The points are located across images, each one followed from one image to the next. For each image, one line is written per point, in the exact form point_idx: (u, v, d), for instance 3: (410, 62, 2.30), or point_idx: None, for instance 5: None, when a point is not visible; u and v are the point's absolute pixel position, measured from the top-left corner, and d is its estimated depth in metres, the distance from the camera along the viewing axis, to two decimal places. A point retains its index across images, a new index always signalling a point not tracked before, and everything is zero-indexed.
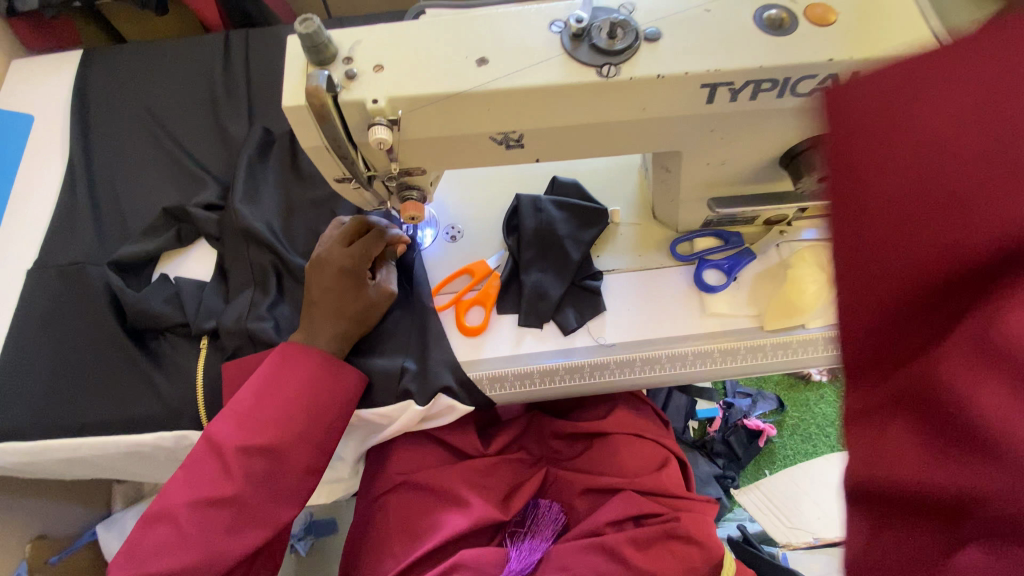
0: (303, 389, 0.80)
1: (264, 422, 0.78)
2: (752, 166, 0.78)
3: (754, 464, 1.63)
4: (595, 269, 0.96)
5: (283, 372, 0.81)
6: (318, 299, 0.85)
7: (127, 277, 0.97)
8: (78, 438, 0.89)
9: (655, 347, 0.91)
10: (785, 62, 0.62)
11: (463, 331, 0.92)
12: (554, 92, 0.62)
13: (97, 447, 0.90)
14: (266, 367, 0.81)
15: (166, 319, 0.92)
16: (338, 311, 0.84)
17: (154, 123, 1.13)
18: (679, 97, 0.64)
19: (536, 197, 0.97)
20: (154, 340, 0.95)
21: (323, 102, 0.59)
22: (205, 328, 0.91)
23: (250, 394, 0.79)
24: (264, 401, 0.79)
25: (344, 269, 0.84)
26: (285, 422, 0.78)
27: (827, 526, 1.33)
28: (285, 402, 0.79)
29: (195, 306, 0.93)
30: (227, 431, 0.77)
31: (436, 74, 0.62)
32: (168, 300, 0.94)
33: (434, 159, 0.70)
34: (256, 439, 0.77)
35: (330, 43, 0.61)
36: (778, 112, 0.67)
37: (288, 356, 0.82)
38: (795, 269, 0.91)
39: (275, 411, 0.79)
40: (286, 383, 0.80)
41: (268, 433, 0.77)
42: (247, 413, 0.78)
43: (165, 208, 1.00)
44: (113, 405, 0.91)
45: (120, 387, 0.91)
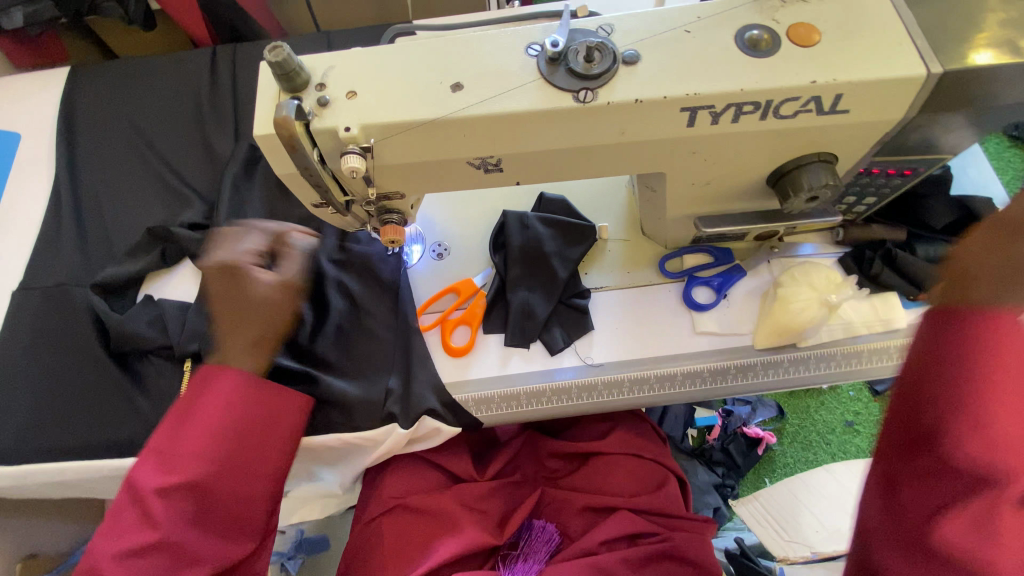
0: (225, 412, 0.75)
1: (187, 456, 0.71)
2: (739, 186, 0.76)
3: (754, 472, 1.61)
4: (583, 287, 0.95)
5: (205, 397, 0.75)
6: (233, 321, 0.78)
7: (111, 300, 0.97)
8: (62, 463, 0.89)
9: (643, 367, 0.90)
10: (766, 85, 0.61)
11: (448, 351, 0.91)
12: (531, 117, 0.61)
13: (81, 472, 0.89)
14: (186, 397, 0.75)
15: (149, 342, 0.91)
16: (256, 335, 0.78)
17: (140, 141, 1.13)
18: (660, 121, 0.62)
19: (524, 213, 0.96)
20: (138, 362, 0.94)
21: (292, 133, 0.57)
22: (189, 351, 0.90)
23: (171, 427, 0.73)
24: (186, 432, 0.72)
25: (266, 291, 0.78)
26: (211, 453, 0.72)
27: (826, 539, 1.33)
28: (208, 429, 0.73)
29: (179, 328, 0.92)
30: (148, 471, 0.70)
31: (410, 100, 0.61)
32: (152, 322, 0.93)
33: (412, 183, 0.69)
34: (178, 476, 0.70)
35: (302, 70, 0.60)
36: (763, 134, 0.66)
37: (210, 381, 0.76)
38: (785, 288, 0.89)
39: (199, 442, 0.72)
40: (210, 409, 0.74)
41: (191, 467, 0.71)
42: (168, 449, 0.72)
43: (148, 229, 1.00)
44: (97, 428, 0.90)
45: (104, 411, 0.91)
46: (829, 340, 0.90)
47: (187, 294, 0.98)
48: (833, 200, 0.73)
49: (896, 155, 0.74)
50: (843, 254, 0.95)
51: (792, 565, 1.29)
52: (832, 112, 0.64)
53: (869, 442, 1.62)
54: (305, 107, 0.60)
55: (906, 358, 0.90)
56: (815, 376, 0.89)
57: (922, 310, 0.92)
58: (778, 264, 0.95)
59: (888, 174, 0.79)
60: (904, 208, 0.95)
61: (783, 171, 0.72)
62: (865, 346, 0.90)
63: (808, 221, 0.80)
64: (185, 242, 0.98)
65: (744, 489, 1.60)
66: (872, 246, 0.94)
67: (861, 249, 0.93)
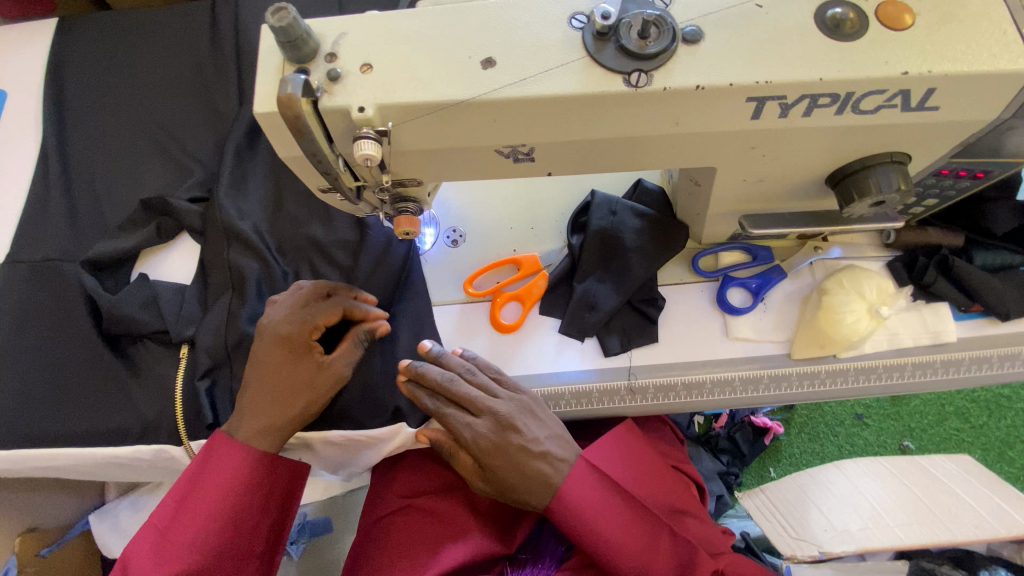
0: (225, 490, 0.73)
1: (187, 543, 0.71)
2: (793, 185, 0.69)
3: (759, 461, 1.57)
4: (657, 294, 0.87)
5: (205, 474, 0.73)
6: (255, 379, 0.75)
7: (103, 277, 0.91)
8: (53, 449, 0.85)
9: (672, 374, 0.84)
10: (851, 75, 0.52)
11: (498, 329, 0.86)
12: (572, 103, 0.53)
13: (75, 458, 0.85)
14: (189, 470, 0.74)
15: (144, 326, 0.86)
16: (279, 385, 0.75)
17: (134, 103, 1.04)
18: (720, 112, 0.54)
19: (612, 198, 0.89)
20: (133, 345, 0.89)
21: (298, 114, 0.49)
22: (187, 336, 0.86)
23: (171, 506, 0.73)
24: (185, 515, 0.72)
25: (285, 340, 0.76)
26: (206, 544, 0.71)
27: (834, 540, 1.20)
28: (207, 512, 0.72)
29: (177, 311, 0.87)
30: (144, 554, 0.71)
31: (436, 77, 0.53)
32: (146, 304, 0.87)
33: (431, 171, 0.61)
34: (176, 565, 0.70)
35: (310, 37, 0.52)
36: (835, 130, 0.57)
37: (211, 454, 0.74)
38: (830, 296, 0.82)
39: (197, 524, 0.72)
40: (207, 490, 0.73)
41: (192, 555, 0.71)
42: (169, 531, 0.72)
43: (143, 202, 0.93)
44: (91, 414, 0.86)
45: (98, 396, 0.86)
46: (872, 352, 0.84)
47: (184, 271, 0.93)
48: (899, 206, 0.66)
49: (976, 158, 0.66)
50: (892, 258, 0.88)
51: (798, 564, 1.14)
52: (918, 108, 0.56)
53: (877, 436, 1.57)
54: (313, 82, 0.52)
55: (951, 374, 0.84)
56: (856, 389, 0.84)
57: (974, 323, 0.85)
58: (821, 267, 0.88)
59: (957, 175, 0.70)
60: (964, 211, 0.86)
61: (846, 172, 0.64)
62: (908, 359, 0.84)
63: (864, 225, 0.72)
64: (183, 215, 0.92)
65: (746, 479, 1.56)
66: (927, 252, 0.86)
67: (914, 254, 0.86)
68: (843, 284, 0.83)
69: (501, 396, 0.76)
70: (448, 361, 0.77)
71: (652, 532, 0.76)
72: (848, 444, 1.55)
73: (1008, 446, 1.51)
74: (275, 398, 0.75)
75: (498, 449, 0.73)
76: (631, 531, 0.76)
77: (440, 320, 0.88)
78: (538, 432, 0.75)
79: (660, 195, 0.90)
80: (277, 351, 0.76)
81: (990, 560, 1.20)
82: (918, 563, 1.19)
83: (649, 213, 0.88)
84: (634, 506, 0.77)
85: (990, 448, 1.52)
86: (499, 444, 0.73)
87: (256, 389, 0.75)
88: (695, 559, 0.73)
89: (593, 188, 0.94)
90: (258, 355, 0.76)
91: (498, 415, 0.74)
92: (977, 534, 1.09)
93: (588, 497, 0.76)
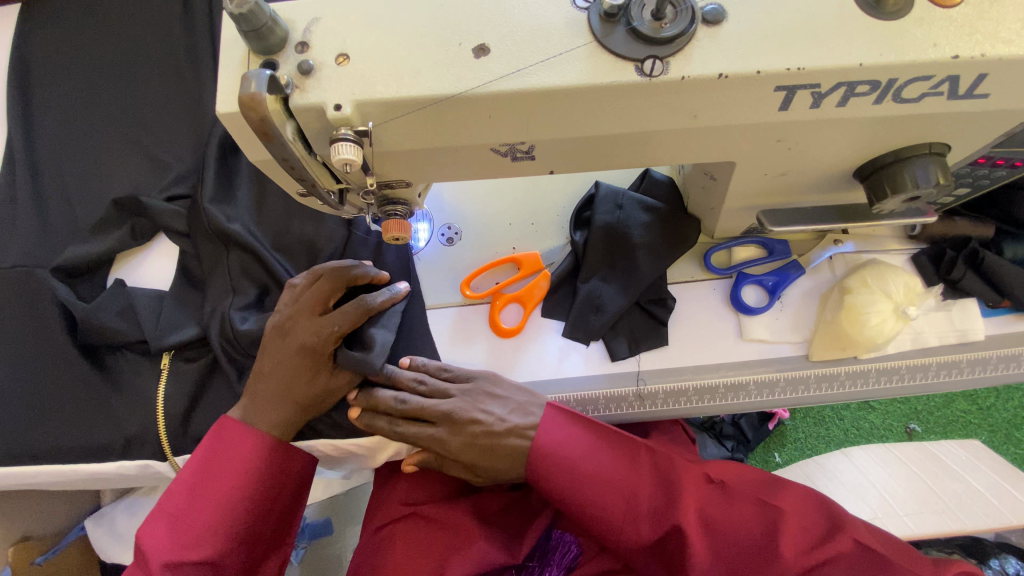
0: (240, 477, 0.68)
1: (201, 529, 0.65)
2: (818, 178, 0.62)
3: (764, 447, 1.51)
4: (667, 294, 0.81)
5: (219, 457, 0.68)
6: (268, 373, 0.71)
7: (76, 284, 0.86)
8: (34, 467, 0.81)
9: (683, 377, 0.79)
10: (894, 59, 0.46)
11: (498, 333, 0.81)
12: (577, 96, 0.47)
13: (56, 476, 0.81)
14: (197, 454, 0.69)
15: (122, 336, 0.81)
16: (284, 394, 0.71)
17: (105, 94, 0.97)
18: (746, 103, 0.48)
19: (618, 190, 0.83)
20: (111, 356, 0.85)
21: (264, 116, 0.42)
22: (167, 346, 0.80)
23: (185, 491, 0.67)
24: (202, 499, 0.66)
25: (305, 347, 0.70)
26: (226, 528, 0.66)
27: None
28: (222, 501, 0.67)
29: (154, 319, 0.82)
30: (160, 538, 0.65)
31: (422, 70, 0.46)
32: (123, 312, 0.82)
33: (420, 172, 0.55)
34: (194, 551, 0.65)
35: (276, 25, 0.45)
36: (870, 123, 0.51)
37: (224, 437, 0.69)
38: (854, 295, 0.77)
39: (212, 512, 0.66)
40: (222, 473, 0.68)
41: (206, 544, 0.65)
42: (181, 515, 0.66)
43: (113, 200, 0.88)
44: (72, 429, 0.81)
45: (79, 409, 0.82)
46: (895, 353, 0.79)
47: (164, 276, 0.87)
48: (935, 200, 0.60)
49: (1020, 146, 0.59)
50: (917, 250, 0.82)
51: None
52: (965, 96, 0.49)
53: (883, 420, 1.51)
54: (281, 76, 0.46)
55: (978, 374, 0.79)
56: (877, 391, 0.79)
57: (999, 321, 0.80)
58: (841, 262, 0.83)
59: (993, 164, 0.64)
60: (994, 198, 0.80)
61: (877, 165, 0.58)
62: (932, 359, 0.79)
63: (895, 221, 0.66)
64: (157, 215, 0.86)
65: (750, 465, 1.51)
66: (955, 244, 0.80)
67: (941, 246, 0.80)
68: (867, 282, 0.77)
69: (453, 392, 0.73)
70: (398, 380, 0.73)
71: (632, 458, 0.71)
72: (852, 428, 1.50)
73: (1016, 427, 1.46)
74: (278, 389, 0.71)
75: (467, 447, 0.71)
76: (616, 463, 0.71)
77: (435, 324, 0.83)
78: (496, 411, 0.71)
79: (669, 186, 0.84)
80: (291, 359, 0.71)
81: (1001, 549, 1.14)
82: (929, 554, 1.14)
83: (658, 207, 0.82)
84: (614, 433, 0.73)
85: (997, 429, 1.46)
86: (466, 441, 0.71)
87: (264, 387, 0.71)
88: (680, 485, 0.69)
89: (597, 179, 0.88)
90: (278, 351, 0.72)
91: (450, 413, 0.71)
92: (988, 523, 1.05)
93: (571, 433, 0.71)
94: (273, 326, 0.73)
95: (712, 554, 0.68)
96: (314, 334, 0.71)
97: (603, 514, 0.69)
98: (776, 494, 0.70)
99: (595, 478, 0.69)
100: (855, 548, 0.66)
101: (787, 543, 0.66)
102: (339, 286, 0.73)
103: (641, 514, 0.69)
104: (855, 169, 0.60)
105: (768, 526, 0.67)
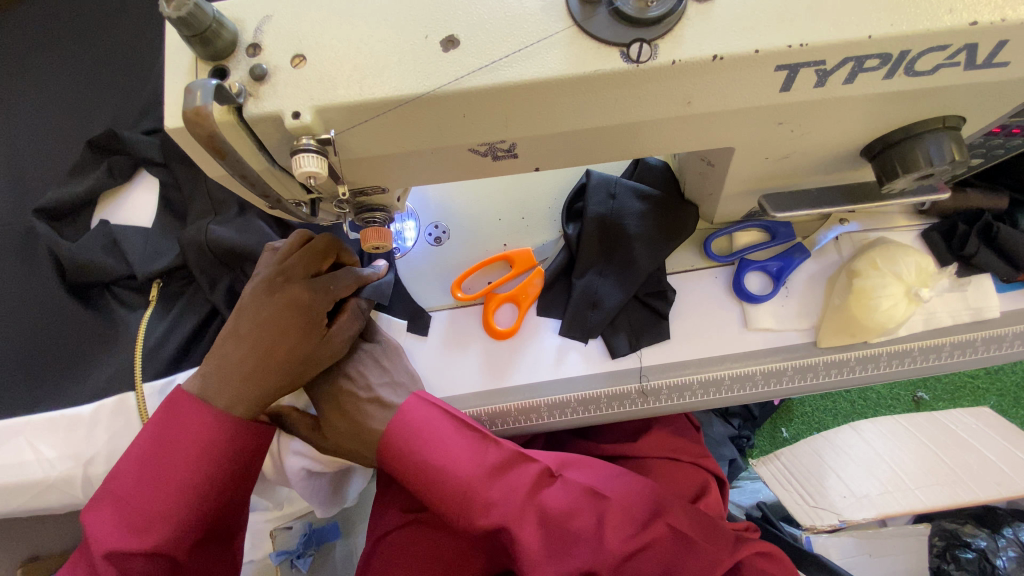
0: (195, 461, 0.60)
1: (152, 512, 0.59)
2: (824, 159, 0.58)
3: (770, 423, 1.47)
4: (667, 286, 0.78)
5: (171, 434, 0.61)
6: (247, 335, 0.64)
7: (59, 227, 0.80)
8: (27, 417, 0.73)
9: (687, 371, 0.76)
10: (907, 29, 0.42)
11: (494, 334, 0.78)
12: (557, 89, 0.43)
13: (42, 432, 0.72)
14: (149, 426, 0.61)
15: (111, 272, 0.77)
16: (266, 357, 0.64)
17: (66, 85, 0.91)
18: (745, 86, 0.44)
19: (610, 178, 0.79)
20: (102, 296, 0.80)
21: (213, 130, 0.38)
22: (156, 271, 0.76)
23: (132, 469, 0.59)
24: (151, 480, 0.59)
25: (299, 305, 0.65)
26: (179, 513, 0.59)
27: (853, 506, 1.07)
28: (174, 485, 0.59)
29: (141, 249, 0.78)
30: (104, 523, 0.58)
31: (388, 68, 0.42)
32: (109, 248, 0.78)
33: (394, 176, 0.51)
34: (140, 538, 0.58)
35: (222, 27, 0.41)
36: (881, 99, 0.47)
37: (177, 411, 0.61)
38: (863, 279, 0.73)
39: (164, 496, 0.59)
40: (175, 449, 0.60)
41: (157, 530, 0.58)
42: (128, 497, 0.59)
43: (88, 140, 0.81)
44: (62, 382, 0.75)
45: (73, 358, 0.77)
46: (907, 335, 0.76)
47: (148, 211, 0.83)
48: (949, 177, 0.55)
49: None
50: (928, 227, 0.78)
51: (818, 535, 1.06)
52: (983, 66, 0.45)
53: (888, 388, 1.46)
54: (232, 84, 0.42)
55: (993, 352, 0.76)
56: (888, 374, 0.76)
57: (1018, 295, 0.76)
58: (847, 242, 0.79)
59: (1009, 133, 0.59)
60: (1007, 166, 0.76)
61: (887, 143, 0.54)
62: (946, 339, 0.76)
63: (906, 200, 0.62)
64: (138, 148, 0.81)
65: (757, 441, 1.46)
66: (967, 217, 0.77)
67: (952, 221, 0.77)
68: (877, 265, 0.74)
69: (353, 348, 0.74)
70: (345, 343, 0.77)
71: (478, 445, 0.66)
72: (858, 396, 1.44)
73: None
74: (261, 355, 0.64)
75: (332, 398, 0.71)
76: (466, 452, 0.65)
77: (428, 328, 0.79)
78: (373, 379, 0.72)
79: (664, 172, 0.80)
80: (285, 317, 0.65)
81: (1013, 515, 1.09)
82: (940, 525, 1.12)
83: (653, 194, 0.78)
84: (469, 421, 0.68)
85: (1005, 393, 1.41)
86: (333, 395, 0.71)
87: (244, 354, 0.64)
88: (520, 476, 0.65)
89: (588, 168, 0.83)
90: (260, 308, 0.65)
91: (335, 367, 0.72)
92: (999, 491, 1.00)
93: (424, 416, 0.66)
94: (256, 283, 0.67)
95: (543, 548, 0.63)
96: (307, 292, 0.66)
97: (437, 503, 0.64)
98: (611, 487, 0.68)
99: (434, 470, 0.64)
100: (676, 539, 0.64)
101: (613, 534, 0.64)
102: (332, 249, 0.70)
103: (476, 505, 0.62)
104: (863, 148, 0.56)
105: (596, 518, 0.65)
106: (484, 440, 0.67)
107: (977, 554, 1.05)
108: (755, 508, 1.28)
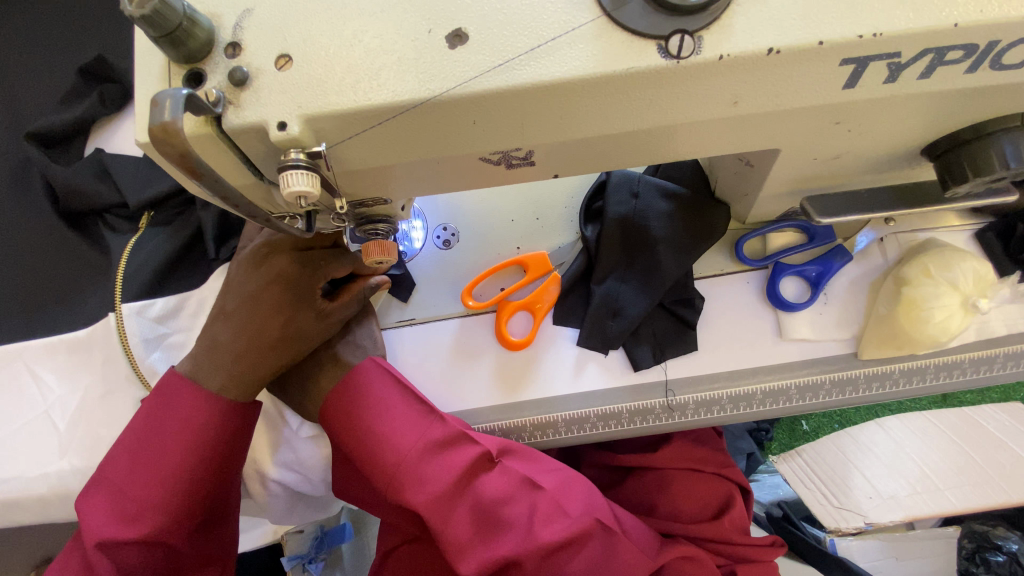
0: (185, 449, 0.57)
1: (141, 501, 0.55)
2: (879, 157, 0.51)
3: (791, 418, 1.41)
4: (694, 293, 0.72)
5: (161, 418, 0.57)
6: (241, 323, 0.61)
7: (52, 153, 0.76)
8: (25, 341, 0.71)
9: (715, 385, 0.70)
10: (1001, 14, 0.35)
11: (508, 344, 0.72)
12: (581, 89, 0.37)
13: (40, 356, 0.71)
14: (144, 409, 0.58)
15: (102, 200, 0.74)
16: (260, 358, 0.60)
17: (38, 58, 0.83)
18: (798, 82, 0.38)
19: (633, 176, 0.73)
20: (95, 223, 0.76)
21: (185, 148, 0.32)
22: (147, 198, 0.73)
23: (125, 455, 0.57)
24: (140, 466, 0.56)
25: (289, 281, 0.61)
26: (168, 502, 0.56)
27: (880, 508, 1.01)
28: (163, 473, 0.56)
29: (132, 174, 0.74)
30: (95, 510, 0.55)
31: (387, 70, 0.36)
32: (100, 174, 0.74)
33: (395, 188, 0.46)
34: (133, 526, 0.55)
35: (195, 25, 0.35)
36: (956, 95, 0.41)
37: (170, 395, 0.58)
38: (913, 287, 0.67)
39: (153, 484, 0.56)
40: (166, 435, 0.57)
41: (146, 518, 0.55)
42: (117, 483, 0.56)
43: (78, 67, 0.78)
44: (58, 307, 0.73)
45: (66, 288, 0.74)
46: (957, 346, 0.69)
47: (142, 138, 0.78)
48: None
49: None
50: (982, 227, 0.72)
51: (845, 539, 1.01)
52: None
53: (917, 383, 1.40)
54: (208, 91, 0.37)
55: None
56: (932, 387, 0.70)
57: None
58: (893, 244, 0.72)
59: None
60: None
61: (955, 141, 0.47)
62: (999, 350, 0.70)
63: (969, 203, 0.55)
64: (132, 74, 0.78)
65: (777, 434, 1.38)
66: None
67: (1010, 221, 0.70)
68: (928, 272, 0.67)
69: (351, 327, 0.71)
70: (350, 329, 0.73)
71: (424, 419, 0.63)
72: None
73: None
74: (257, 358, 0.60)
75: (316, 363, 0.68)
76: (408, 426, 0.62)
77: (437, 337, 0.74)
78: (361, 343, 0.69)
79: (692, 169, 0.74)
80: (272, 291, 0.61)
81: None
82: (970, 526, 1.05)
83: (680, 193, 0.72)
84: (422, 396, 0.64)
85: None
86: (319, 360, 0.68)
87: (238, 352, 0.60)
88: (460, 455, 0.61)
89: None
90: (246, 283, 0.61)
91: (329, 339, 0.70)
92: None
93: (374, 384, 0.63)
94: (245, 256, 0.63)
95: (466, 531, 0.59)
96: (297, 265, 0.61)
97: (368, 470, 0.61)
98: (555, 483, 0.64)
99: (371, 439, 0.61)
100: (606, 538, 0.62)
101: (544, 527, 0.60)
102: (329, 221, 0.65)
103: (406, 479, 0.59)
104: (925, 146, 0.49)
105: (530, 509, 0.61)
106: (431, 416, 0.63)
107: (1008, 557, 1.00)
108: (775, 506, 1.24)
